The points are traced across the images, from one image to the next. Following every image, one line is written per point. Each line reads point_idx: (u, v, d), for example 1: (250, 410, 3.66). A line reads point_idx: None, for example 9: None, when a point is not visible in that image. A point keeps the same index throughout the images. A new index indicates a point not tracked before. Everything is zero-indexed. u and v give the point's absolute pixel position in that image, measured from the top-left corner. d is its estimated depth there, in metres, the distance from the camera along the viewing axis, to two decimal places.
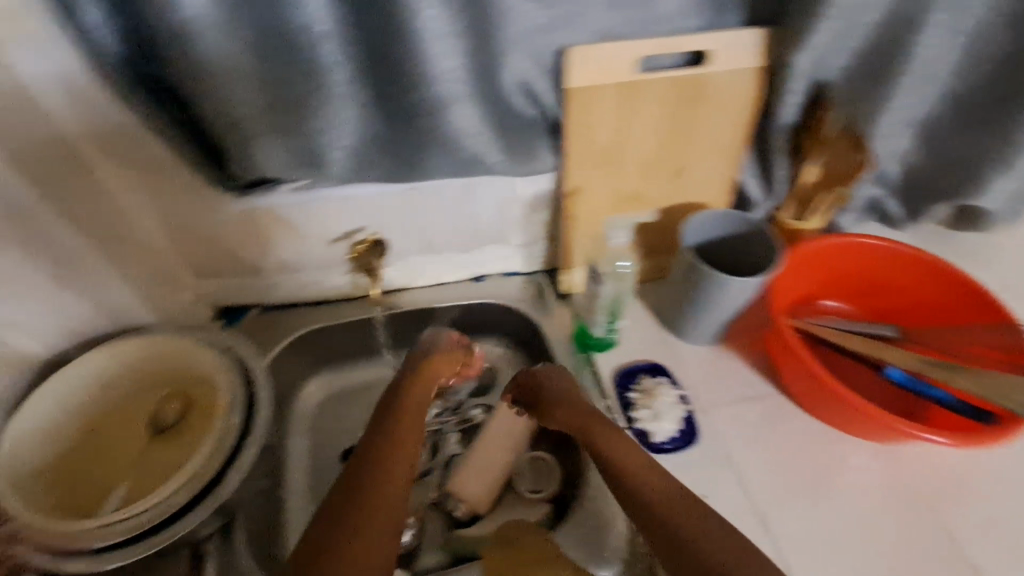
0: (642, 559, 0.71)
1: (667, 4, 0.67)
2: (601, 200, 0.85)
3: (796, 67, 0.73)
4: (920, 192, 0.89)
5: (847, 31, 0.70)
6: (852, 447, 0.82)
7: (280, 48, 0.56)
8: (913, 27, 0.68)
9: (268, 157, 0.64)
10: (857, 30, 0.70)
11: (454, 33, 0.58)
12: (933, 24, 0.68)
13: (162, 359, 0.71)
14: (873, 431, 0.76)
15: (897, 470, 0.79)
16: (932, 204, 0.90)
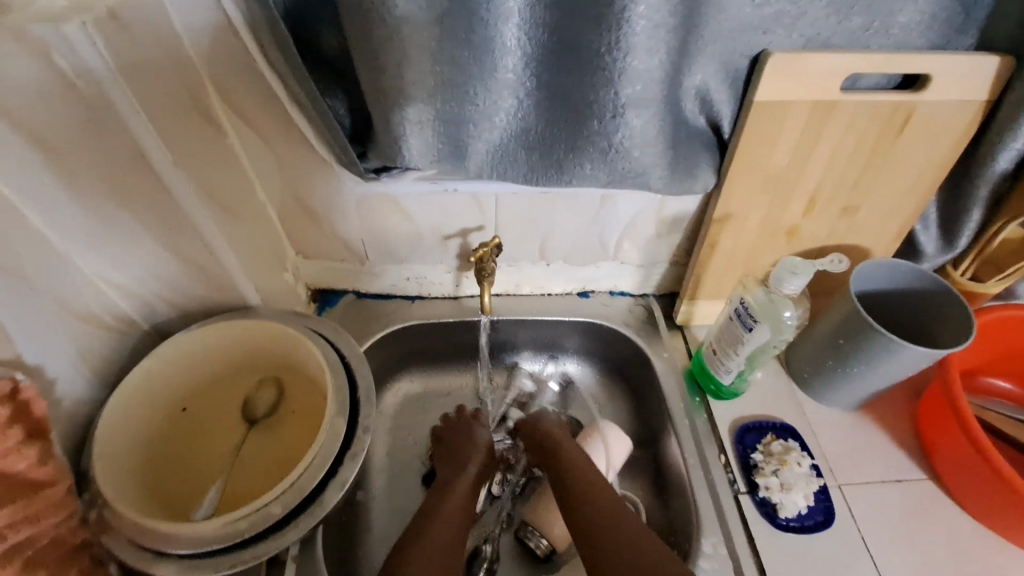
0: None
1: (903, 14, 0.56)
2: (751, 231, 0.74)
3: None
4: None
5: None
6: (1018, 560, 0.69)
7: (467, 26, 0.46)
8: None
9: (419, 152, 0.54)
10: None
11: (669, 26, 0.48)
12: None
13: (262, 345, 0.66)
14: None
15: None
16: None
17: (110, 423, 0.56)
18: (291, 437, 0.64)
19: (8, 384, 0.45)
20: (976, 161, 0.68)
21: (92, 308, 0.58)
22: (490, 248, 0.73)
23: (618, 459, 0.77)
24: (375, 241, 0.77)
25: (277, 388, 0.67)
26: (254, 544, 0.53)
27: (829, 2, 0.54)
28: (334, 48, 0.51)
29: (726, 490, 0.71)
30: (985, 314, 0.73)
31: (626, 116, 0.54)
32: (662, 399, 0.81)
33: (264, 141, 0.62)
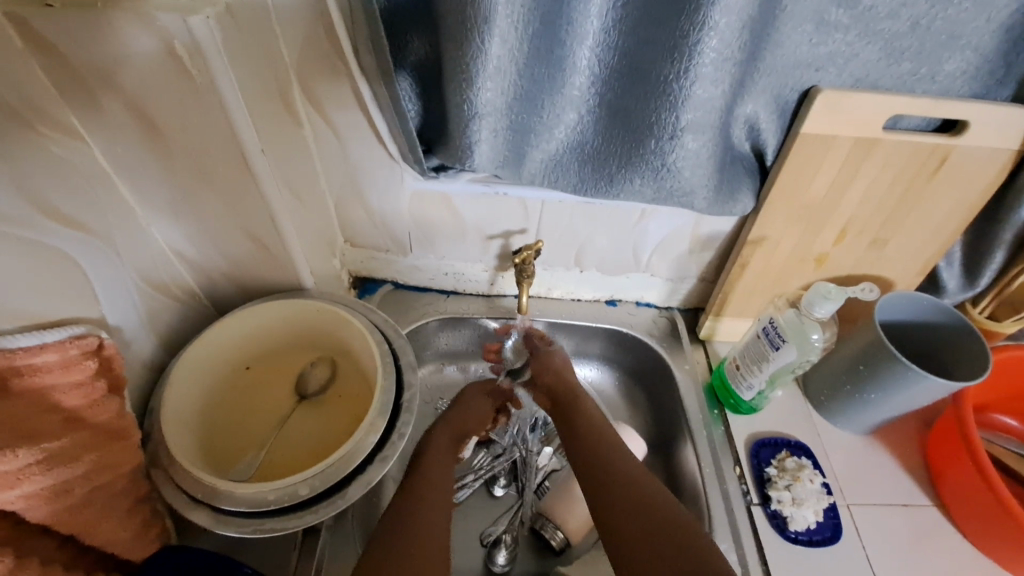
0: None
1: (950, 63, 0.59)
2: (782, 253, 0.77)
3: None
4: None
5: None
6: None
7: (547, 42, 0.51)
8: None
9: (485, 155, 0.58)
10: None
11: (736, 58, 0.52)
12: None
13: (324, 328, 0.70)
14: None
15: None
16: None
17: (182, 373, 0.61)
18: (335, 422, 0.66)
19: (95, 341, 0.49)
20: (1003, 206, 0.71)
21: (161, 276, 0.62)
22: (532, 251, 0.76)
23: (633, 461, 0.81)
24: (421, 235, 0.80)
25: (332, 369, 0.70)
26: (277, 518, 0.55)
27: (881, 47, 0.58)
28: (418, 53, 0.55)
29: (739, 500, 0.74)
30: (1000, 353, 0.76)
31: (682, 139, 0.57)
32: (682, 409, 0.84)
33: (333, 132, 0.65)
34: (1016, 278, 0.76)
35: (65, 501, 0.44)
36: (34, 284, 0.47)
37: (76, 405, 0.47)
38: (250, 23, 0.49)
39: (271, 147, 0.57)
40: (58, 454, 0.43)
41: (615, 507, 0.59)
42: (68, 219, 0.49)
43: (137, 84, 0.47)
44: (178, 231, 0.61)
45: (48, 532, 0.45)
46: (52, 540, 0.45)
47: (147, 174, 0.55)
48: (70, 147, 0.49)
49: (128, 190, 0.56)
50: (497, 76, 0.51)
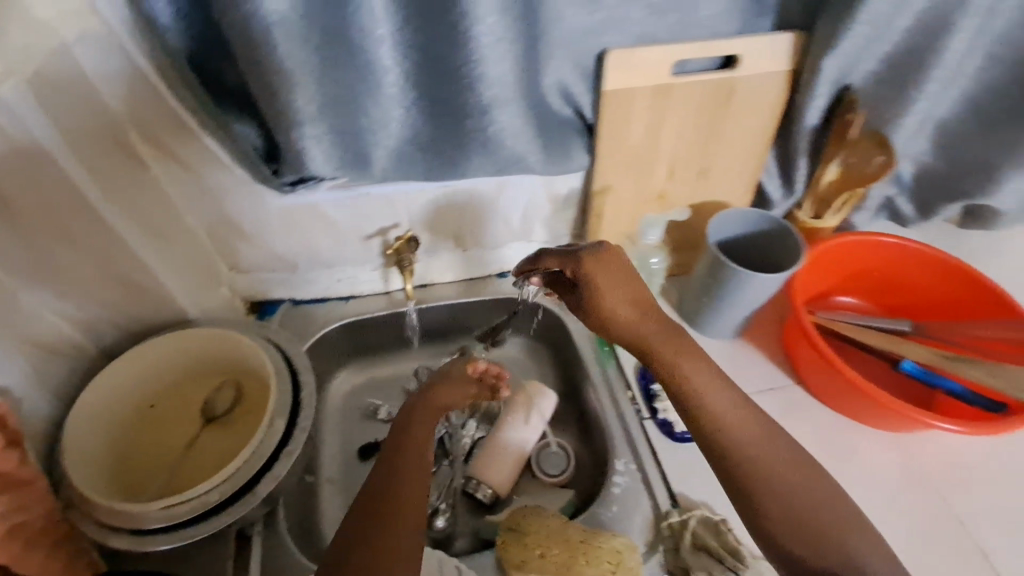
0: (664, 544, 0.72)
1: (705, 9, 0.70)
2: (628, 196, 0.87)
3: (823, 71, 0.74)
4: (935, 192, 0.93)
5: (879, 40, 0.72)
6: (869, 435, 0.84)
7: (346, 51, 0.57)
8: (938, 35, 0.71)
9: (322, 158, 0.64)
10: (886, 38, 0.72)
11: (512, 34, 0.60)
12: (958, 32, 0.70)
13: (220, 352, 0.74)
14: (885, 418, 0.80)
15: (916, 459, 0.81)
16: (942, 203, 0.93)
17: (81, 422, 0.63)
18: (241, 435, 0.71)
19: None
20: (790, 121, 0.83)
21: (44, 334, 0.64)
22: (404, 241, 0.85)
23: (548, 411, 0.90)
24: (302, 247, 0.84)
25: (236, 389, 0.74)
26: (192, 527, 0.59)
27: (645, 7, 0.68)
28: (237, 80, 0.59)
29: (631, 417, 0.83)
30: (822, 245, 0.89)
31: (491, 113, 0.66)
32: (576, 353, 0.93)
33: (186, 169, 0.69)
34: (821, 179, 0.88)
35: None
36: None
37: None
38: None
39: None
40: None
41: (771, 459, 0.59)
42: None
43: None
44: None
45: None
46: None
47: None
48: None
49: None
50: (309, 86, 0.58)
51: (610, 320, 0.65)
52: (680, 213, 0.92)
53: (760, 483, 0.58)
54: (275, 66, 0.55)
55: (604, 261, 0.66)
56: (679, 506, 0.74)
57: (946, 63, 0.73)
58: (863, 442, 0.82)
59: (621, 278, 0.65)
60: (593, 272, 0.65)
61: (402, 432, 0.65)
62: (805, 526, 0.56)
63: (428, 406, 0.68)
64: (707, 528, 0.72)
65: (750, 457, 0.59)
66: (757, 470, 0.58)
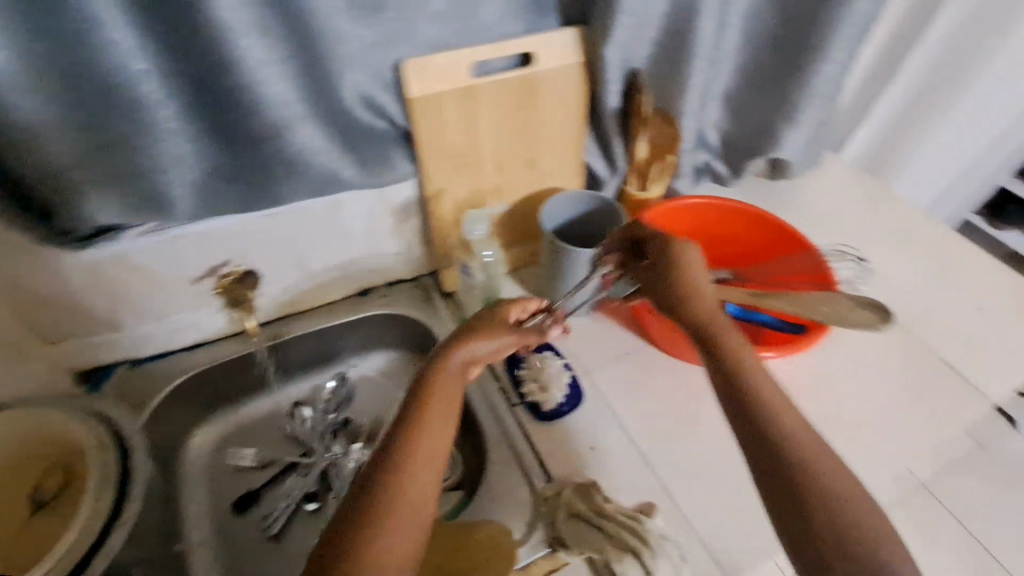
0: (543, 519, 0.74)
1: (485, 11, 0.74)
2: (462, 196, 0.89)
3: (606, 60, 0.81)
4: (740, 149, 1.02)
5: (644, 25, 0.80)
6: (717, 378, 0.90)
7: (101, 95, 0.56)
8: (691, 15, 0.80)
9: (103, 203, 0.64)
10: (650, 23, 0.80)
11: (280, 57, 0.62)
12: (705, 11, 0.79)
13: (46, 433, 0.69)
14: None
15: None
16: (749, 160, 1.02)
17: None
18: (66, 520, 0.65)
19: None
20: (597, 105, 0.89)
21: None
22: (231, 278, 0.82)
23: None
24: (122, 303, 0.78)
25: (65, 472, 0.68)
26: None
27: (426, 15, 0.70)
28: None
29: (502, 408, 0.85)
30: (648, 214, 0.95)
31: (286, 134, 0.67)
32: None
33: None
34: (636, 155, 0.94)
35: None
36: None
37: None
38: None
39: None
40: None
41: (814, 451, 0.57)
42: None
43: None
44: None
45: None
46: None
47: None
48: None
49: None
50: (65, 136, 0.58)
51: (680, 313, 0.67)
52: (508, 205, 0.94)
53: (826, 519, 0.54)
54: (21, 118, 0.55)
55: (679, 265, 0.69)
56: (553, 482, 0.77)
57: (704, 39, 0.81)
58: (709, 382, 0.88)
59: (687, 286, 0.67)
60: (683, 266, 0.69)
61: (422, 408, 0.62)
62: (832, 521, 0.54)
63: (482, 331, 0.71)
64: (578, 492, 0.74)
65: (788, 428, 0.59)
66: (829, 492, 0.55)
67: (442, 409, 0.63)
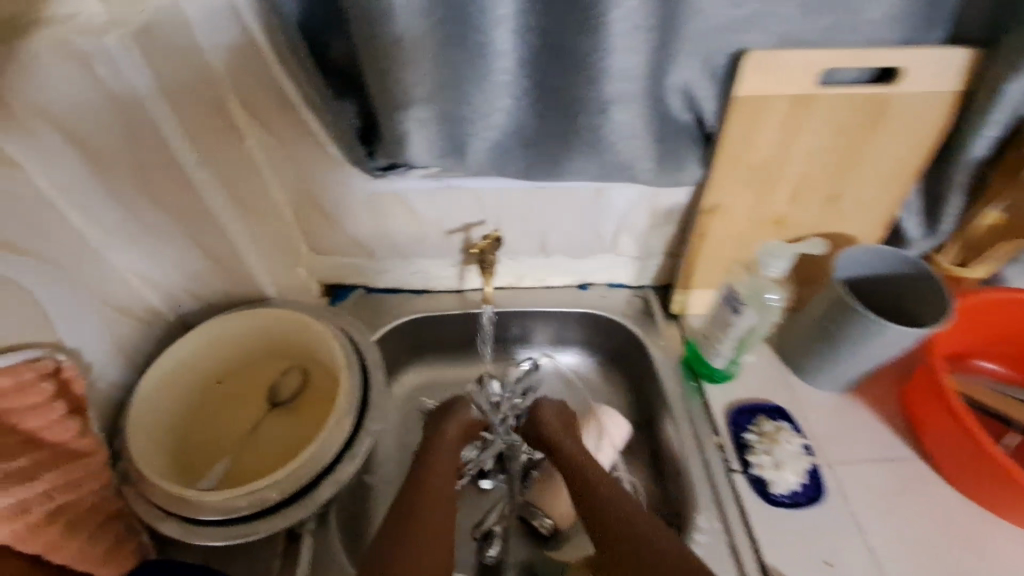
0: None
1: (871, 13, 0.59)
2: (741, 221, 0.77)
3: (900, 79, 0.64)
4: None
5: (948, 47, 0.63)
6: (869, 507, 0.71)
7: (465, 15, 0.51)
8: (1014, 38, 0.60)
9: (413, 123, 0.57)
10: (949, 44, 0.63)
11: (644, 27, 0.53)
12: None
13: (291, 335, 0.71)
14: None
15: None
16: None
17: (151, 390, 0.63)
18: (307, 426, 0.68)
19: (52, 363, 0.50)
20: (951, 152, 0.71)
21: (122, 298, 0.63)
22: (491, 240, 0.79)
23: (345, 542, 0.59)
24: (385, 239, 0.82)
25: (303, 377, 0.72)
26: (248, 523, 0.57)
27: (801, 4, 0.58)
28: (341, 55, 0.56)
29: (719, 467, 0.74)
30: (970, 297, 0.75)
31: (611, 111, 0.59)
32: (658, 383, 0.84)
33: (278, 143, 0.66)
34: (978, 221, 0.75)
35: (28, 520, 0.45)
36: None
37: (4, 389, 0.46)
38: (172, 45, 0.51)
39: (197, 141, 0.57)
40: (16, 473, 0.44)
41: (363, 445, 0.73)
42: (67, 132, 0.50)
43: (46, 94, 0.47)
44: (132, 249, 0.62)
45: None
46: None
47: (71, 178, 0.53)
48: None
49: None
50: (409, 18, 0.50)
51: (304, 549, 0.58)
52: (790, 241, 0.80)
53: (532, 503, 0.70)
54: (381, 14, 0.49)
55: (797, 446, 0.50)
56: None
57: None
58: None
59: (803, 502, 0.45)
60: None
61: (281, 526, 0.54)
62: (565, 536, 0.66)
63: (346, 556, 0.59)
64: None
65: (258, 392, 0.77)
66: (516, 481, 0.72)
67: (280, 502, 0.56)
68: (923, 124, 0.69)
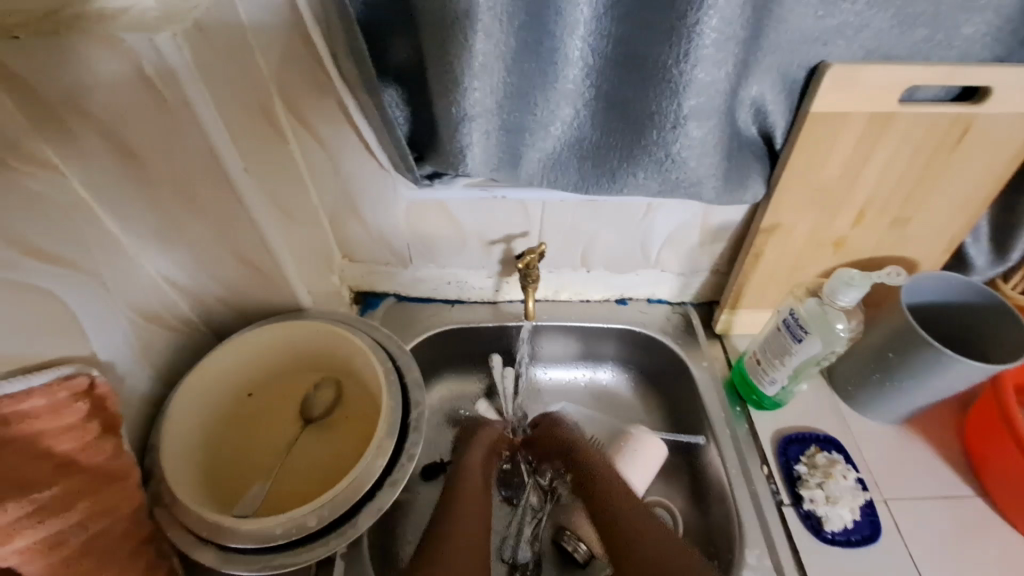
0: None
1: (968, 27, 0.55)
2: (799, 241, 0.73)
3: (986, 99, 0.60)
4: None
5: None
6: (928, 553, 0.67)
7: (541, 20, 0.48)
8: None
9: (472, 136, 0.53)
10: None
11: (729, 39, 0.49)
12: None
13: (325, 348, 0.68)
14: None
15: None
16: None
17: (183, 404, 0.59)
18: (343, 446, 0.65)
19: (85, 380, 0.47)
20: None
21: (153, 306, 0.60)
22: (536, 254, 0.74)
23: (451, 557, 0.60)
24: (422, 248, 0.78)
25: (337, 391, 0.68)
26: (286, 551, 0.53)
27: (894, 15, 0.53)
28: (401, 58, 0.53)
29: (769, 501, 0.71)
30: None
31: (686, 127, 0.55)
32: (701, 406, 0.80)
33: (321, 147, 0.63)
34: None
35: (59, 552, 0.42)
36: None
37: (37, 408, 0.43)
38: (224, 41, 0.47)
39: (242, 145, 0.54)
40: (46, 504, 0.41)
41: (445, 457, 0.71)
42: (108, 133, 0.47)
43: (88, 92, 0.44)
44: (165, 255, 0.59)
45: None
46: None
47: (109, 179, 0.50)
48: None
49: (81, 187, 0.50)
50: (488, 29, 0.47)
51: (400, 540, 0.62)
52: (848, 264, 0.76)
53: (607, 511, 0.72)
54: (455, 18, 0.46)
55: None
56: None
57: None
58: None
59: None
60: None
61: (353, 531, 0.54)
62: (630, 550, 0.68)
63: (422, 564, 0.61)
64: None
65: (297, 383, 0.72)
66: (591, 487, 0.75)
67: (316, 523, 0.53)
68: (1005, 152, 0.64)
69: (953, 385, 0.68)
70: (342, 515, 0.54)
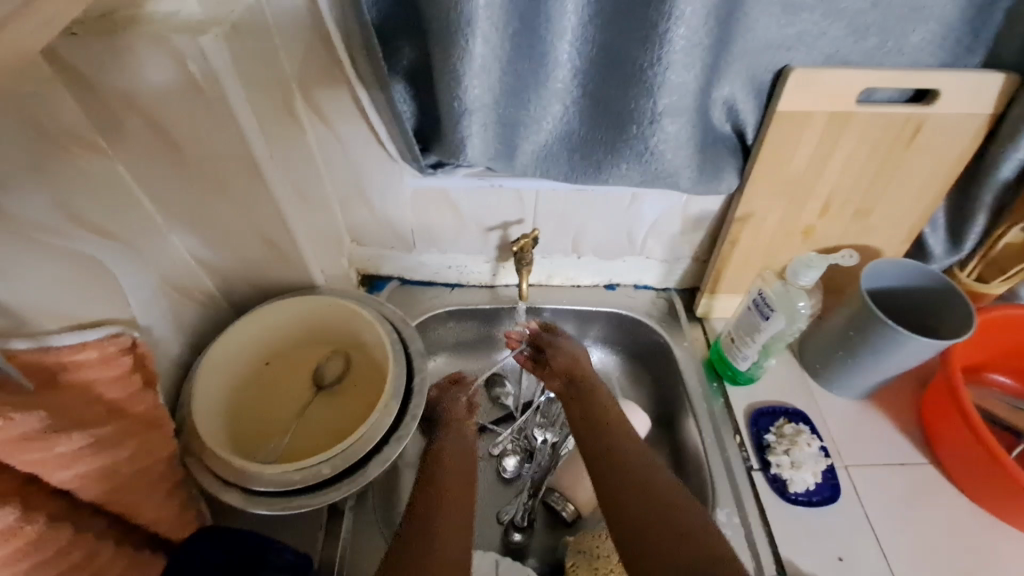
0: None
1: (916, 35, 0.61)
2: (771, 229, 0.80)
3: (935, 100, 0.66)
4: None
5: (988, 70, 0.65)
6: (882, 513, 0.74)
7: (533, 27, 0.55)
8: None
9: (471, 128, 0.60)
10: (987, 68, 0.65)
11: (698, 46, 0.56)
12: None
13: (335, 321, 0.75)
14: None
15: None
16: None
17: (209, 368, 0.66)
18: (352, 409, 0.71)
19: (129, 339, 0.54)
20: (982, 170, 0.73)
21: (183, 279, 0.67)
22: (530, 239, 0.80)
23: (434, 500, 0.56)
24: (424, 232, 0.84)
25: (347, 361, 0.75)
26: (301, 495, 0.60)
27: (847, 24, 0.60)
28: (409, 57, 0.59)
29: (739, 465, 0.77)
30: (986, 313, 0.77)
31: (662, 123, 0.62)
32: (681, 382, 0.87)
33: (335, 137, 0.69)
34: (1000, 239, 0.78)
35: (112, 481, 0.48)
36: (57, 281, 0.49)
37: (91, 359, 0.50)
38: (253, 40, 0.54)
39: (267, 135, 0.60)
40: (106, 439, 0.48)
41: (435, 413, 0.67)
42: (154, 123, 0.54)
43: (138, 86, 0.50)
44: (195, 233, 0.65)
45: (8, 470, 0.42)
46: (9, 484, 0.41)
47: (152, 163, 0.57)
48: (62, 158, 0.50)
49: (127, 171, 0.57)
50: (485, 34, 0.53)
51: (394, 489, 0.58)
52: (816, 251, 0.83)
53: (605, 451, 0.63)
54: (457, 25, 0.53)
55: None
56: None
57: None
58: None
59: None
60: None
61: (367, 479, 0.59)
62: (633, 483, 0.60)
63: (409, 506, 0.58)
64: None
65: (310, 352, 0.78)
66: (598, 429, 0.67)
67: (330, 471, 0.60)
68: (955, 148, 0.71)
69: (908, 361, 0.75)
70: (352, 466, 0.61)
